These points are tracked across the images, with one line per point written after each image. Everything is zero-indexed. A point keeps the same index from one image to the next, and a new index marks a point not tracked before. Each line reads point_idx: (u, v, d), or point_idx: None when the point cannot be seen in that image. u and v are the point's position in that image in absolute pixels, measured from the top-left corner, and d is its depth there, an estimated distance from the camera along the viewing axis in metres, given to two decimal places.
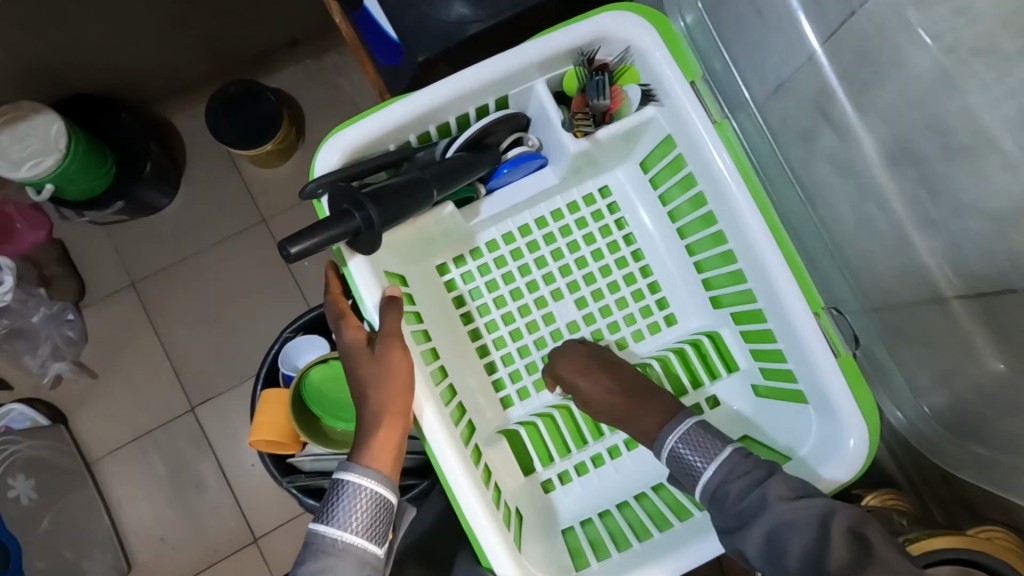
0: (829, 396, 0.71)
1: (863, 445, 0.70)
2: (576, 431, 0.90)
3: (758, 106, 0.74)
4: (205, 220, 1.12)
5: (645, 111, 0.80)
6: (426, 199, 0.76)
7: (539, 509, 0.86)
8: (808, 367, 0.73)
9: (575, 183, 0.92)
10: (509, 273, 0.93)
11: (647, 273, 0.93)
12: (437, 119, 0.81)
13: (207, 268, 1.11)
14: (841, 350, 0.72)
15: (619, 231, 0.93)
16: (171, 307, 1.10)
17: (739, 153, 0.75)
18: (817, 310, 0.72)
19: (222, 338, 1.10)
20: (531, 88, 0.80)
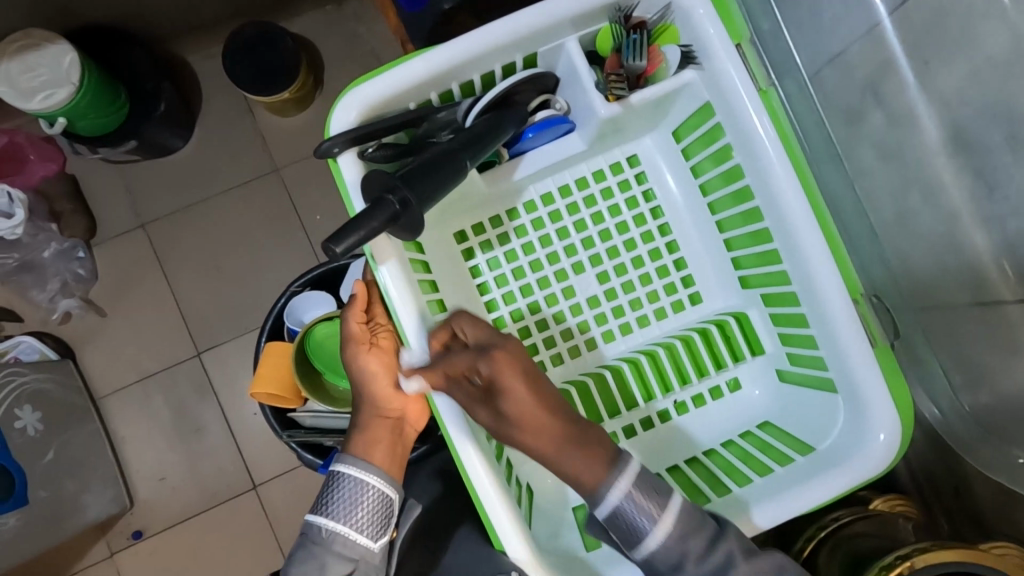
0: (859, 386, 0.59)
1: (895, 439, 0.57)
2: (598, 409, 0.70)
3: (808, 79, 0.62)
4: (215, 167, 1.27)
5: (681, 75, 0.63)
6: (462, 170, 0.56)
7: (548, 485, 0.70)
8: (839, 357, 0.60)
9: (600, 148, 0.73)
10: (537, 260, 0.74)
11: (680, 266, 0.74)
12: (442, 88, 0.63)
13: (218, 214, 1.27)
14: (878, 340, 0.59)
15: (654, 219, 0.75)
16: (180, 253, 1.26)
17: (783, 122, 0.60)
18: (856, 296, 0.59)
19: (224, 283, 1.26)
20: (560, 47, 0.64)
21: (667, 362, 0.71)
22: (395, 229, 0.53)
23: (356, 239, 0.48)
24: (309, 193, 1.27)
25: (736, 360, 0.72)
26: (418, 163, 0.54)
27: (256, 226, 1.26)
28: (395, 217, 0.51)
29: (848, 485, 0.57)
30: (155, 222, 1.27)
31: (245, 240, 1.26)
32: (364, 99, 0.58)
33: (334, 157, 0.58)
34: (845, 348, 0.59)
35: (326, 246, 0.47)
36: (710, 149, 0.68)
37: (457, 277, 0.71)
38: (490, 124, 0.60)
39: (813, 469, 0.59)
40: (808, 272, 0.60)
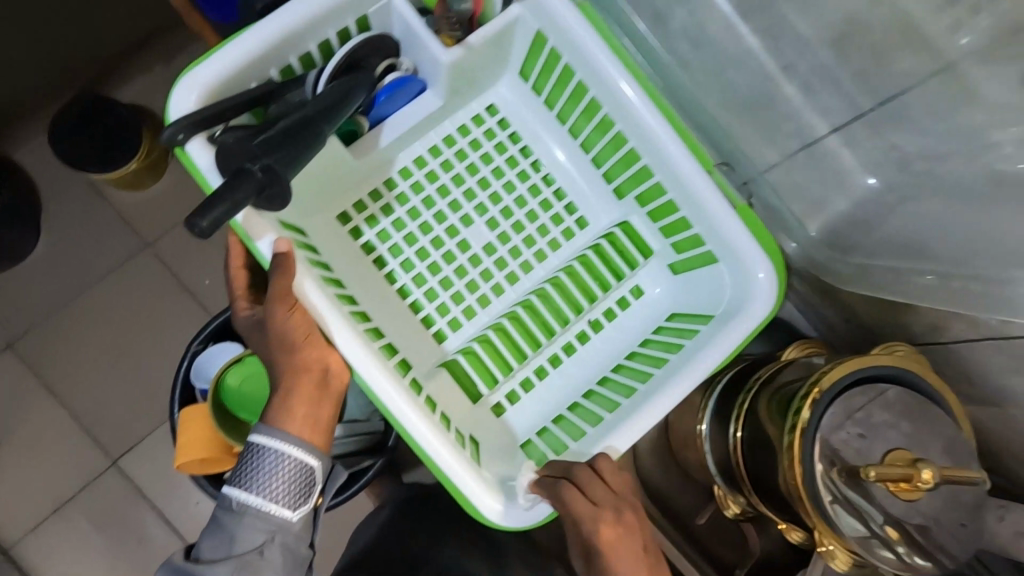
0: (732, 240, 0.64)
1: (773, 276, 0.64)
2: (521, 346, 0.74)
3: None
4: (78, 258, 1.17)
5: (509, 11, 0.67)
6: (319, 138, 0.57)
7: (493, 432, 0.71)
8: (708, 224, 0.66)
9: (456, 105, 0.76)
10: (426, 223, 0.75)
11: (562, 196, 0.78)
12: (281, 62, 0.63)
13: (95, 305, 1.17)
14: (737, 201, 0.66)
15: (525, 158, 0.78)
16: (63, 359, 1.15)
17: (603, 28, 0.66)
18: (708, 167, 0.65)
19: (124, 375, 1.16)
20: (389, 5, 0.65)
21: (571, 283, 0.76)
22: (262, 203, 0.54)
23: (219, 210, 0.49)
24: (191, 257, 1.19)
25: (633, 267, 0.77)
26: (275, 131, 0.55)
27: (144, 306, 1.17)
28: (259, 188, 0.52)
29: (748, 331, 0.63)
30: (28, 337, 1.15)
31: (135, 326, 1.17)
32: (202, 81, 0.58)
33: (181, 145, 0.57)
34: (714, 213, 0.65)
35: (191, 221, 0.48)
36: (556, 81, 0.73)
37: (352, 261, 0.72)
38: (339, 90, 0.60)
39: (716, 326, 0.65)
40: (663, 154, 0.66)
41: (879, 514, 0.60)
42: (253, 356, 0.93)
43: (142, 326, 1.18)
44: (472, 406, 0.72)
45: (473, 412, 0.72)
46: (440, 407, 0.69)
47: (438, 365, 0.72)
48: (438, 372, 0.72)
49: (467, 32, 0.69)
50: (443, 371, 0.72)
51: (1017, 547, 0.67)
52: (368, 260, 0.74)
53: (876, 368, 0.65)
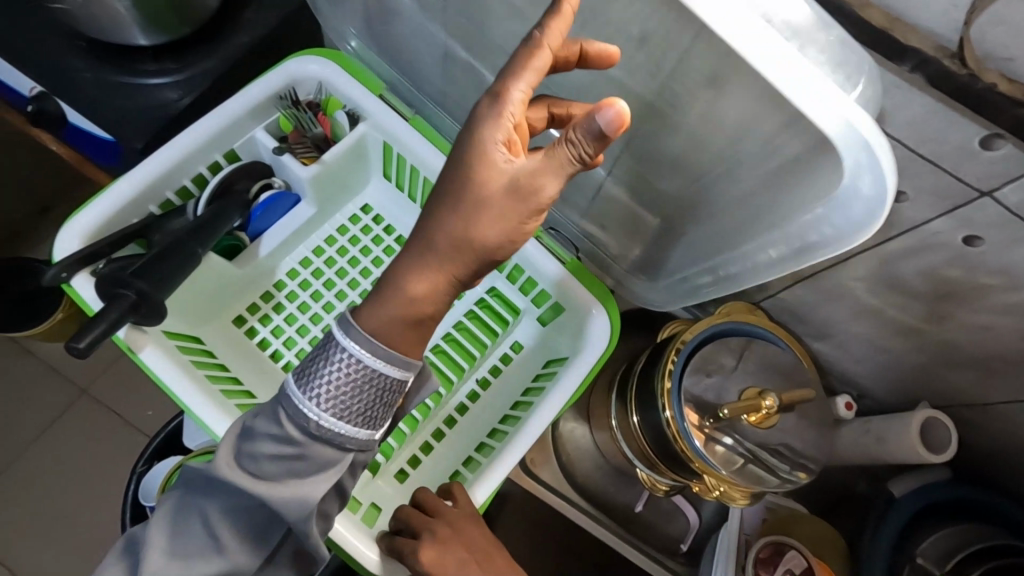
0: (566, 288, 0.78)
1: (605, 312, 0.76)
2: (414, 414, 0.83)
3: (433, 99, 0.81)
4: (36, 406, 1.30)
5: (356, 129, 0.82)
6: (195, 257, 0.67)
7: (395, 498, 0.78)
8: (549, 279, 0.79)
9: (333, 209, 0.88)
10: (315, 314, 0.84)
11: None
12: (159, 198, 0.73)
13: (63, 446, 1.29)
14: (565, 257, 0.79)
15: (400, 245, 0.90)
16: (42, 501, 1.26)
17: (433, 134, 0.81)
18: (536, 232, 0.79)
19: (101, 502, 1.26)
20: (252, 138, 0.78)
21: (465, 340, 0.87)
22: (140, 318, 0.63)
23: (96, 333, 0.57)
24: (136, 391, 1.33)
25: (507, 326, 0.88)
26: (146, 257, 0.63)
27: (109, 436, 1.30)
28: (135, 305, 0.61)
29: (595, 358, 0.74)
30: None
31: (100, 449, 1.29)
32: (81, 225, 0.67)
33: (65, 280, 0.64)
34: (548, 268, 0.78)
35: (69, 345, 0.55)
36: (409, 175, 0.86)
37: (248, 359, 0.80)
38: (213, 213, 0.71)
39: (569, 362, 0.76)
40: None
41: (755, 458, 0.72)
42: (194, 459, 0.97)
43: (108, 453, 1.29)
44: (373, 477, 0.78)
45: (376, 481, 0.78)
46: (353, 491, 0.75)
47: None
48: None
49: (321, 150, 0.83)
50: None
51: (883, 451, 0.78)
52: (264, 354, 0.82)
53: (715, 324, 0.77)
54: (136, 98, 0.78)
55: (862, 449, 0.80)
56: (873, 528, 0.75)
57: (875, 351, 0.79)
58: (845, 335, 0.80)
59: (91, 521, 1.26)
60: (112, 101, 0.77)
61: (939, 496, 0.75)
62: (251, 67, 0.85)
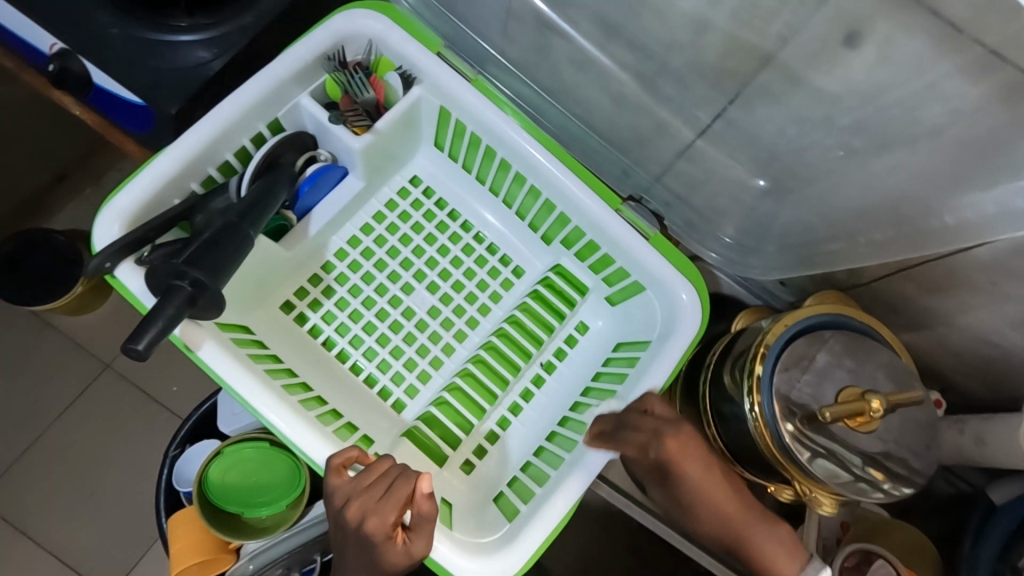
0: (648, 268, 0.71)
1: (695, 295, 0.70)
2: (480, 403, 0.78)
3: (499, 53, 0.73)
4: (60, 383, 1.26)
5: (411, 92, 0.73)
6: (246, 238, 0.61)
7: (465, 491, 0.74)
8: (631, 259, 0.72)
9: (380, 181, 0.81)
10: (368, 297, 0.80)
11: (495, 250, 0.84)
12: (201, 175, 0.66)
13: (88, 424, 1.25)
14: (649, 232, 0.71)
15: (453, 221, 0.84)
16: (69, 481, 1.23)
17: (499, 98, 0.72)
18: (616, 206, 0.72)
19: (131, 480, 1.24)
20: (298, 106, 0.70)
21: (528, 321, 0.81)
22: (197, 311, 0.57)
23: (152, 332, 0.52)
24: (155, 370, 1.28)
25: (573, 306, 0.82)
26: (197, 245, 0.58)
27: (134, 413, 1.26)
28: (191, 299, 0.55)
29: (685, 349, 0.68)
30: (16, 466, 1.22)
31: (127, 428, 1.26)
32: (122, 210, 0.60)
33: (110, 271, 0.58)
34: (632, 250, 0.71)
35: (128, 347, 0.50)
36: (467, 142, 0.78)
37: (299, 347, 0.75)
38: (261, 191, 0.64)
39: (652, 352, 0.70)
40: (568, 192, 0.72)
41: (830, 453, 0.66)
42: (232, 448, 0.92)
43: (133, 432, 1.26)
44: (439, 470, 0.74)
45: (443, 475, 0.74)
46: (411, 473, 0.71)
47: (402, 435, 0.75)
48: (402, 441, 0.74)
49: (373, 118, 0.74)
50: (406, 441, 0.74)
51: (983, 454, 0.72)
52: (318, 342, 0.77)
53: (805, 317, 0.70)
54: (168, 60, 0.70)
55: (959, 451, 0.75)
56: (973, 538, 0.71)
57: (981, 346, 0.72)
58: (947, 327, 0.73)
59: (120, 501, 1.23)
60: (143, 62, 0.70)
61: None
62: (292, 25, 0.77)
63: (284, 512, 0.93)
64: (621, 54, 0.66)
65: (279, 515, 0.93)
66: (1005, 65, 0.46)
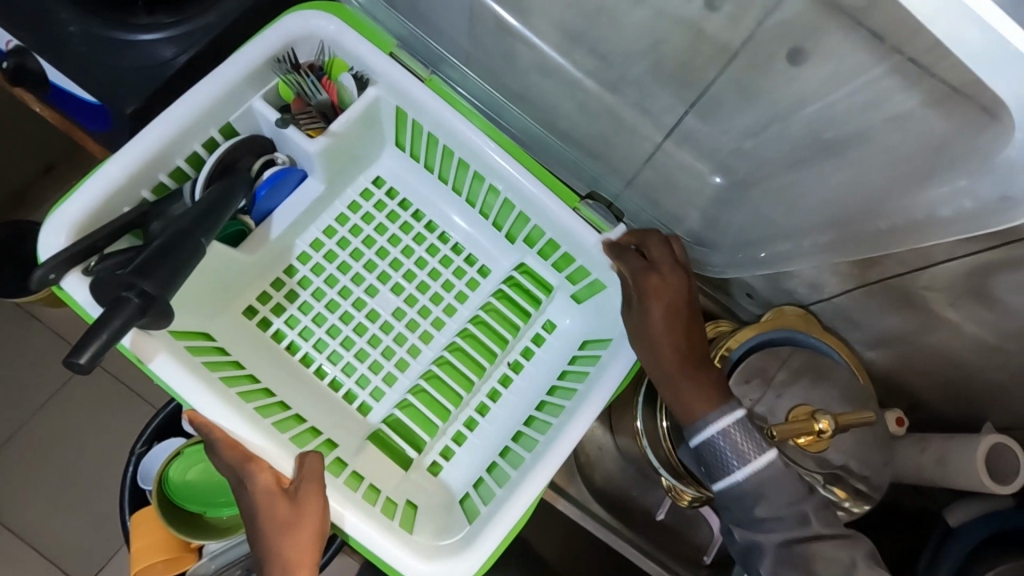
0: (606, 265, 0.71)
1: None
2: (445, 406, 0.78)
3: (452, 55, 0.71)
4: (38, 374, 1.26)
5: (366, 93, 0.72)
6: (199, 247, 0.60)
7: (431, 493, 0.74)
8: (591, 258, 0.72)
9: (343, 183, 0.81)
10: (331, 301, 0.79)
11: (460, 250, 0.83)
12: (152, 181, 0.65)
13: (64, 416, 1.25)
14: (607, 230, 0.70)
15: (419, 222, 0.83)
16: (42, 472, 1.23)
17: (455, 98, 0.71)
18: (574, 204, 0.71)
19: (105, 474, 1.24)
20: (251, 109, 0.69)
21: (494, 320, 0.81)
22: (148, 321, 0.56)
23: (98, 343, 0.51)
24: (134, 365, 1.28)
25: (539, 305, 0.82)
26: (148, 253, 0.57)
27: (111, 407, 1.26)
28: (141, 309, 0.54)
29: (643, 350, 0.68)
30: None
31: (102, 421, 1.26)
32: (69, 217, 0.59)
33: (55, 283, 0.57)
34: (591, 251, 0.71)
35: (68, 361, 0.49)
36: (427, 142, 0.78)
37: (259, 351, 0.75)
38: (218, 196, 0.64)
39: (610, 355, 0.69)
40: (530, 195, 0.71)
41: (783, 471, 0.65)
42: (192, 448, 0.92)
43: (109, 426, 1.26)
44: (406, 473, 0.74)
45: (411, 476, 0.74)
46: (367, 478, 0.71)
47: (367, 438, 0.75)
48: (366, 445, 0.74)
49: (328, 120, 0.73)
50: (370, 444, 0.74)
51: (943, 475, 0.70)
52: (280, 347, 0.77)
53: (762, 332, 0.69)
54: (126, 58, 0.69)
55: (920, 470, 0.73)
56: (929, 559, 0.70)
57: (945, 364, 0.71)
58: (910, 345, 0.72)
59: (92, 495, 1.23)
60: (99, 61, 0.69)
61: (1007, 526, 0.67)
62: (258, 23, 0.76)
63: None
64: (582, 59, 0.65)
65: (242, 514, 0.93)
66: (942, 83, 0.45)
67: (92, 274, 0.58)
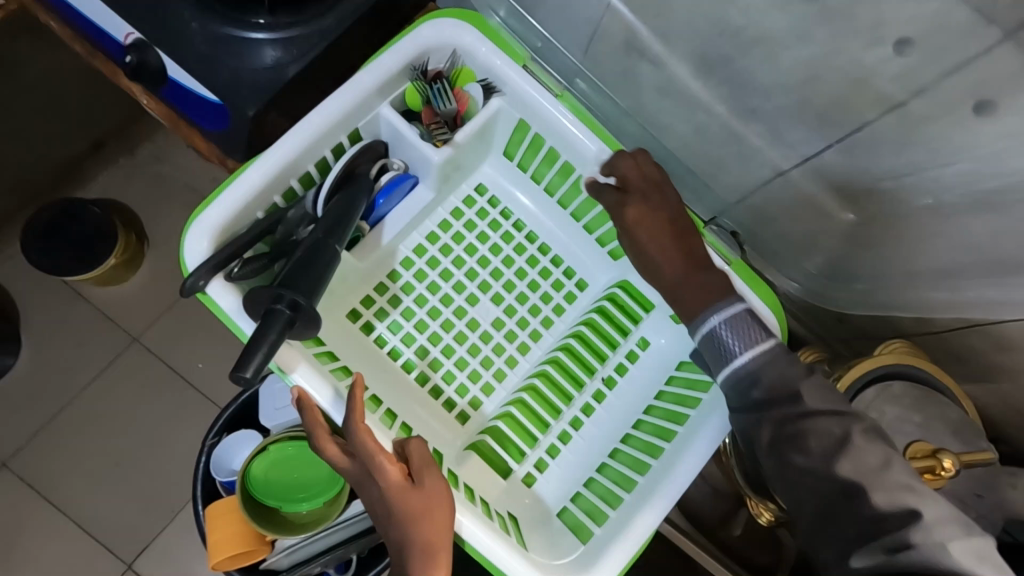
0: None
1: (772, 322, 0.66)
2: (542, 416, 0.77)
3: (582, 67, 0.71)
4: (71, 364, 1.20)
5: (491, 104, 0.72)
6: (335, 255, 0.60)
7: (527, 505, 0.74)
8: None
9: (448, 190, 0.80)
10: (433, 308, 0.79)
11: (559, 262, 0.83)
12: (282, 188, 0.65)
13: (94, 408, 1.19)
14: (731, 258, 0.67)
15: (519, 232, 0.83)
16: (70, 469, 1.16)
17: (585, 114, 0.70)
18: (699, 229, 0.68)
19: (134, 472, 1.17)
20: (378, 116, 0.69)
21: (593, 336, 0.80)
22: (295, 330, 0.57)
23: (257, 360, 0.52)
24: (176, 349, 1.22)
25: (637, 322, 0.81)
26: (291, 265, 0.57)
27: (144, 401, 1.20)
28: (290, 320, 0.55)
29: None
30: (18, 448, 1.17)
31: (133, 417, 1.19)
32: (210, 223, 0.60)
33: (202, 289, 0.59)
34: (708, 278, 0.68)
35: (237, 376, 0.51)
36: (542, 158, 0.79)
37: (364, 356, 0.75)
38: (344, 202, 0.64)
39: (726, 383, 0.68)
40: None
41: None
42: (276, 444, 0.92)
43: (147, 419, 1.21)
44: (505, 482, 0.74)
45: (507, 488, 0.74)
46: (478, 492, 0.71)
47: (466, 448, 0.75)
48: (468, 455, 0.74)
49: (451, 130, 0.73)
50: (472, 453, 0.74)
51: None
52: (381, 352, 0.76)
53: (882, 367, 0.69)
54: (241, 57, 0.67)
55: None
56: None
57: None
58: (1009, 382, 0.72)
59: (118, 495, 1.16)
60: (214, 59, 0.67)
61: None
62: (372, 27, 0.76)
63: (324, 507, 0.92)
64: (716, 87, 0.66)
65: (317, 511, 0.93)
66: None
67: (237, 282, 0.60)
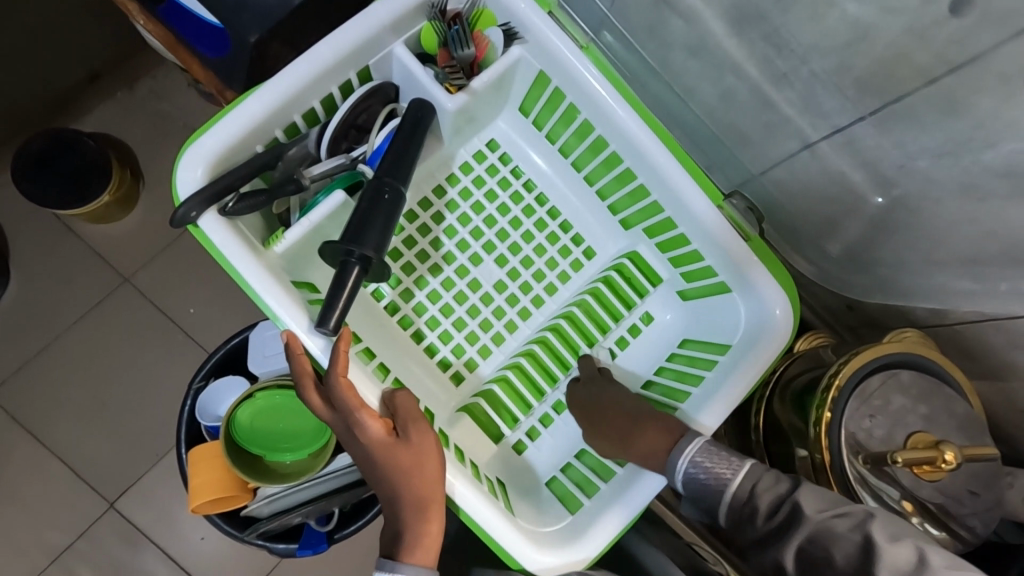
0: (743, 268, 0.66)
1: (788, 312, 0.65)
2: (539, 384, 0.75)
3: (611, 12, 0.70)
4: (59, 299, 1.17)
5: (509, 53, 0.68)
6: (400, 196, 0.60)
7: (517, 470, 0.73)
8: (721, 257, 0.68)
9: (457, 143, 0.77)
10: (435, 264, 0.76)
11: (567, 228, 0.80)
12: (285, 122, 0.62)
13: (81, 347, 1.17)
14: (749, 234, 0.68)
15: (529, 193, 0.79)
16: (53, 405, 1.15)
17: (611, 72, 0.67)
18: (718, 202, 0.67)
19: (119, 413, 1.16)
20: (390, 54, 0.65)
21: (597, 306, 0.77)
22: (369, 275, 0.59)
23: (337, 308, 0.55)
24: (167, 295, 1.20)
25: (642, 295, 0.78)
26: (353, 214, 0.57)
27: (132, 343, 1.18)
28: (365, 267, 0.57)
29: (743, 390, 0.64)
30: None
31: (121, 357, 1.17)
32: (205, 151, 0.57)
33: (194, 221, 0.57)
34: (723, 247, 0.67)
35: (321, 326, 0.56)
36: (559, 116, 0.74)
37: (359, 307, 0.71)
38: (403, 138, 0.62)
39: (736, 358, 0.66)
40: (670, 189, 0.67)
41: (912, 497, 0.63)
42: (263, 391, 0.89)
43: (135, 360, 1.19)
44: (495, 445, 0.73)
45: (497, 452, 0.73)
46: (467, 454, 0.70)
47: (459, 409, 0.73)
48: (460, 417, 0.72)
49: (467, 77, 0.69)
50: (465, 415, 0.73)
51: None
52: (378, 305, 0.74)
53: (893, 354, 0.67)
54: None
55: None
56: None
57: None
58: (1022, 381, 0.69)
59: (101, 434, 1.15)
60: None
61: None
62: None
63: (308, 459, 0.91)
64: (753, 46, 0.61)
65: (301, 462, 0.91)
66: None
67: (230, 216, 0.57)
